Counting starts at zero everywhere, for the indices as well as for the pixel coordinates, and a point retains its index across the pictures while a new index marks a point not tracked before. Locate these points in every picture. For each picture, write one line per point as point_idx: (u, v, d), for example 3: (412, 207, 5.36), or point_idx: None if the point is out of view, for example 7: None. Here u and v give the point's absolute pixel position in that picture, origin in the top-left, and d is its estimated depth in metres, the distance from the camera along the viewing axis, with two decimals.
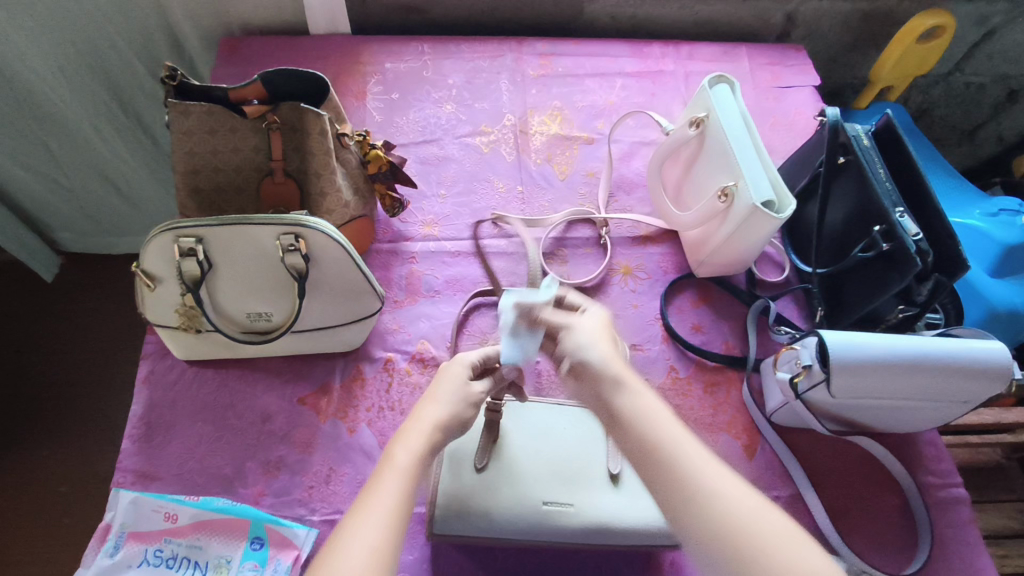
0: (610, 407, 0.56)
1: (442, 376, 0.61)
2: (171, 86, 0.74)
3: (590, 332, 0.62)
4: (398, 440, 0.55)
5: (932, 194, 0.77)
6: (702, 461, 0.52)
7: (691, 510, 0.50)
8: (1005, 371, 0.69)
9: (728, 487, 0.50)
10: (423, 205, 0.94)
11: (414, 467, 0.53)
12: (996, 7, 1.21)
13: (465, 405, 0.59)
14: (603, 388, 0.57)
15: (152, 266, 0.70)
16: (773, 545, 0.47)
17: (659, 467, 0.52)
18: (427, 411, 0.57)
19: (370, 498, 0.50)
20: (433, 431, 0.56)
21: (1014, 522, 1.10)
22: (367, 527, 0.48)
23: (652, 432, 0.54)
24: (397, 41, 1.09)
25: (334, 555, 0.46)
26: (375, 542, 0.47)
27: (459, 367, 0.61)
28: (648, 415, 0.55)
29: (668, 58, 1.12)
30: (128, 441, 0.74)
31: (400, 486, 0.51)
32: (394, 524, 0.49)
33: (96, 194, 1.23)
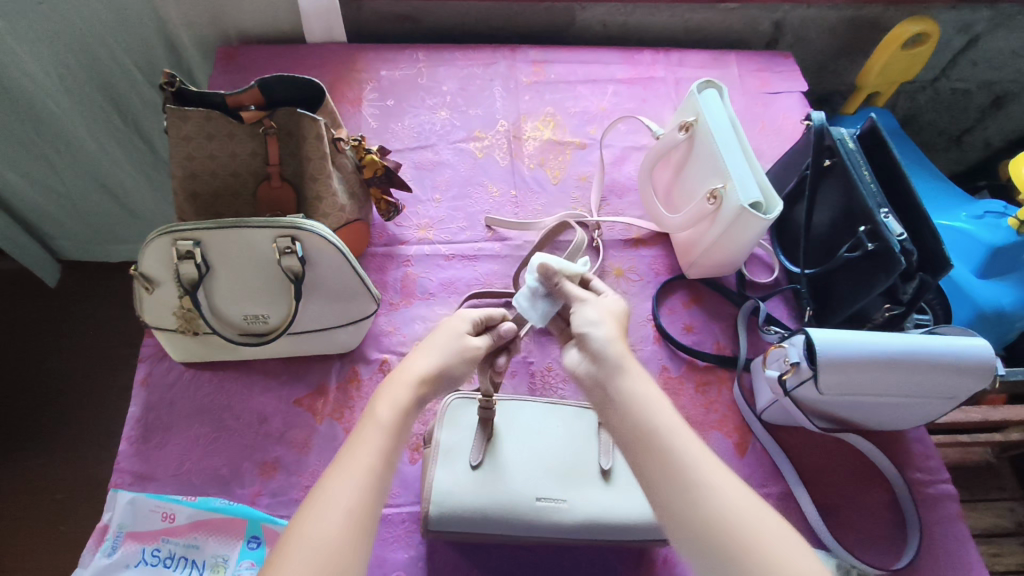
0: (611, 387, 0.55)
1: (433, 330, 0.61)
2: (170, 93, 0.76)
3: (603, 309, 0.61)
4: (381, 395, 0.55)
5: (915, 195, 0.79)
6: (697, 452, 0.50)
7: (678, 498, 0.48)
8: (987, 367, 0.70)
9: (718, 479, 0.49)
10: (418, 209, 0.95)
11: (397, 423, 0.53)
12: (979, 15, 1.23)
13: (454, 356, 0.59)
14: (605, 364, 0.56)
15: (150, 269, 0.71)
16: (760, 544, 0.45)
17: (650, 453, 0.51)
18: (416, 364, 0.57)
19: (350, 456, 0.51)
20: (418, 385, 0.56)
21: (1004, 520, 1.12)
22: (344, 485, 0.49)
23: (649, 418, 0.52)
24: (392, 49, 1.10)
25: (313, 512, 0.47)
26: (352, 500, 0.48)
27: (455, 321, 0.62)
28: (647, 399, 0.53)
29: (659, 64, 1.14)
30: (126, 442, 0.75)
31: (380, 444, 0.51)
32: (372, 483, 0.49)
33: (92, 201, 1.24)
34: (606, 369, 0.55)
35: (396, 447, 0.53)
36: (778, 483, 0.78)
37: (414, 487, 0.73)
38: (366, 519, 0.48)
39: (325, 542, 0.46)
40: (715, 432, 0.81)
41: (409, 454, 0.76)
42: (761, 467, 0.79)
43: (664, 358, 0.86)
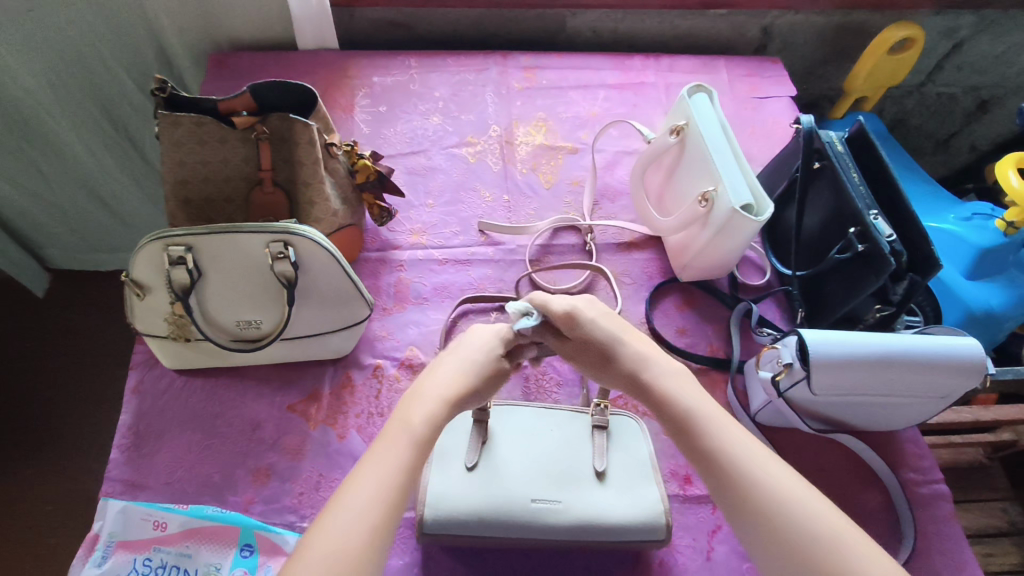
0: (660, 400, 0.61)
1: (465, 340, 0.63)
2: (161, 98, 0.75)
3: (594, 307, 0.67)
4: (415, 402, 0.56)
5: (903, 196, 0.80)
6: (780, 481, 0.52)
7: (764, 533, 0.51)
8: (978, 366, 0.71)
9: (754, 454, 0.55)
10: (411, 214, 0.96)
11: (431, 434, 0.55)
12: (963, 21, 1.25)
13: (485, 376, 0.61)
14: (612, 359, 0.65)
15: (142, 275, 0.71)
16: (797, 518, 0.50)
17: (726, 483, 0.54)
18: (445, 377, 0.59)
19: (375, 464, 0.51)
20: (452, 399, 0.58)
21: (996, 520, 1.12)
22: (369, 493, 0.49)
23: (689, 404, 0.59)
24: (384, 56, 1.11)
25: (337, 519, 0.47)
26: (374, 512, 0.48)
27: (488, 336, 0.63)
28: (718, 430, 0.57)
29: (649, 70, 1.15)
30: (116, 451, 0.74)
31: (411, 451, 0.53)
32: (398, 492, 0.50)
33: (83, 209, 1.23)
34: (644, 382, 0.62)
35: (426, 456, 0.54)
36: None
37: None
38: (386, 530, 0.48)
39: (351, 551, 0.46)
40: None
41: None
42: None
43: None
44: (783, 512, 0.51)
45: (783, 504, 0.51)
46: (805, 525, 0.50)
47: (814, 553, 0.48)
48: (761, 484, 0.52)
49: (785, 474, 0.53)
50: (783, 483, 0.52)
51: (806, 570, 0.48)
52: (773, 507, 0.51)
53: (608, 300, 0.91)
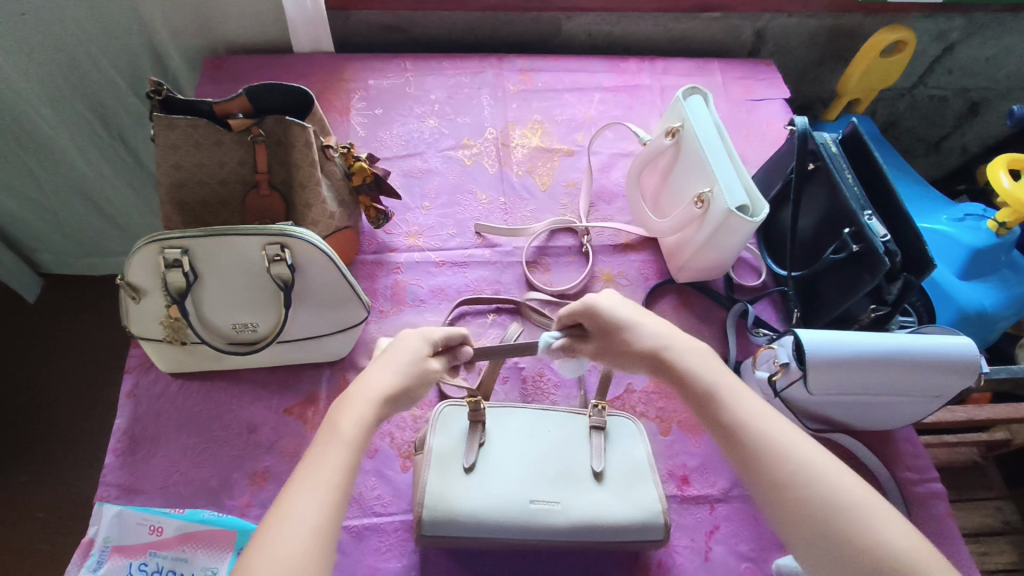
0: (679, 376, 0.61)
1: (394, 344, 0.62)
2: (157, 101, 0.76)
3: (611, 296, 0.66)
4: (342, 409, 0.55)
5: (897, 197, 0.80)
6: (806, 453, 0.53)
7: (792, 506, 0.51)
8: (973, 365, 0.71)
9: (765, 420, 0.55)
10: (407, 217, 0.95)
11: (361, 438, 0.53)
12: (954, 24, 1.26)
13: (415, 376, 0.60)
14: (626, 343, 0.64)
15: (137, 279, 0.71)
16: (808, 478, 0.51)
17: (741, 447, 0.55)
18: (374, 380, 0.58)
19: (310, 474, 0.50)
20: (381, 400, 0.56)
21: (991, 519, 1.13)
22: (307, 502, 0.48)
23: (706, 378, 0.59)
24: (380, 59, 1.11)
25: (275, 532, 0.45)
26: (314, 520, 0.47)
27: (415, 339, 0.63)
28: (742, 405, 0.57)
29: (644, 72, 1.15)
30: (112, 455, 0.73)
31: (345, 457, 0.51)
32: (337, 500, 0.49)
33: (76, 213, 1.22)
34: (663, 362, 0.62)
35: (359, 460, 0.53)
36: None
37: (406, 496, 0.73)
38: (331, 535, 0.47)
39: (293, 559, 0.44)
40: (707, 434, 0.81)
41: (401, 462, 0.75)
42: None
43: None
44: (813, 483, 0.51)
45: (812, 474, 0.51)
46: (835, 494, 0.50)
47: (843, 523, 0.49)
48: (782, 454, 0.53)
49: (798, 440, 0.54)
50: (810, 455, 0.53)
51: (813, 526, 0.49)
52: (802, 478, 0.51)
53: None
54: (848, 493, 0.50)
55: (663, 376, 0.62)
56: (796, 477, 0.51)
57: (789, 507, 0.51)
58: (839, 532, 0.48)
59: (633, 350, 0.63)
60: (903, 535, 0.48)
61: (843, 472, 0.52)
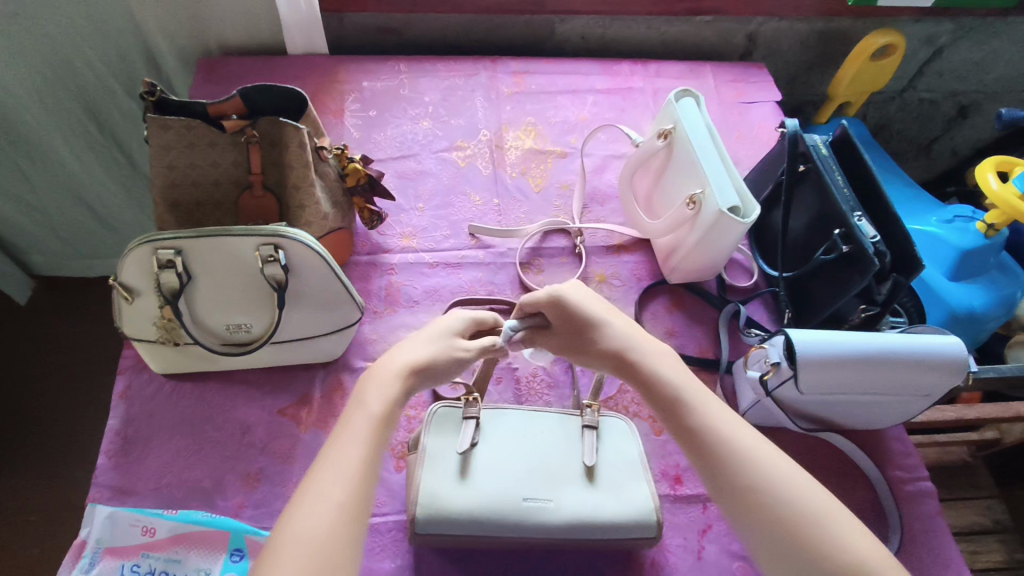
0: (643, 375, 0.62)
1: (432, 324, 0.65)
2: (150, 102, 0.76)
3: (578, 290, 0.67)
4: (370, 384, 0.58)
5: (886, 198, 0.81)
6: (772, 462, 0.54)
7: (754, 510, 0.52)
8: (961, 364, 0.72)
9: (730, 425, 0.57)
10: (401, 218, 0.96)
11: (387, 411, 0.56)
12: (943, 28, 1.27)
13: (444, 352, 0.62)
14: (591, 340, 0.65)
15: (130, 279, 0.71)
16: (768, 483, 0.53)
17: (704, 450, 0.56)
18: (402, 354, 0.60)
19: (340, 448, 0.53)
20: (406, 373, 0.59)
21: (982, 518, 1.14)
22: (335, 477, 0.51)
23: (671, 377, 0.61)
24: (374, 61, 1.11)
25: (306, 506, 0.49)
26: (343, 494, 0.50)
27: (452, 319, 0.66)
28: (708, 410, 0.58)
29: (637, 75, 1.16)
30: (104, 456, 0.73)
31: (372, 431, 0.54)
32: (363, 477, 0.52)
33: (69, 214, 1.22)
34: (626, 361, 0.63)
35: (386, 434, 0.55)
36: None
37: (400, 496, 0.73)
38: (357, 509, 0.50)
39: (318, 535, 0.47)
40: None
41: (395, 462, 0.75)
42: None
43: None
44: (774, 491, 0.52)
45: (775, 484, 0.53)
46: (798, 502, 0.51)
47: (804, 530, 0.50)
48: (746, 459, 0.54)
49: (760, 445, 0.56)
50: (776, 463, 0.54)
51: (774, 530, 0.51)
52: (766, 485, 0.53)
53: None
54: (810, 502, 0.52)
55: (625, 376, 0.64)
56: (760, 484, 0.53)
57: (751, 512, 0.52)
58: (798, 538, 0.50)
59: (597, 348, 0.65)
60: (861, 544, 0.50)
61: (807, 481, 0.53)
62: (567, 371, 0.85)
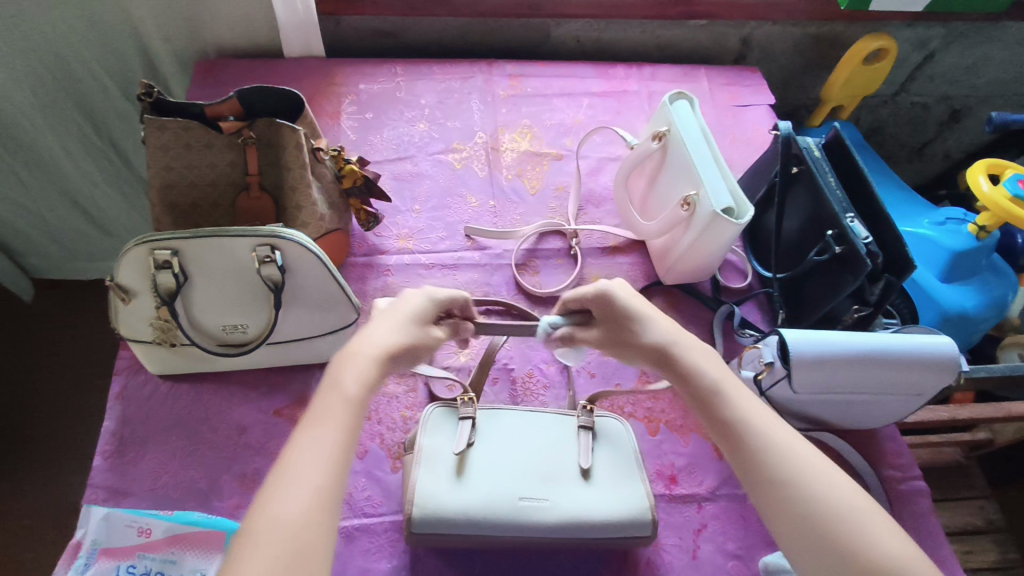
0: (685, 371, 0.61)
1: (399, 304, 0.64)
2: (147, 103, 0.76)
3: (624, 287, 0.68)
4: (343, 366, 0.56)
5: (878, 200, 0.82)
6: (807, 459, 0.53)
7: (787, 507, 0.51)
8: (953, 363, 0.73)
9: (770, 420, 0.57)
10: (398, 220, 0.96)
11: (363, 396, 0.55)
12: (934, 33, 1.28)
13: (418, 337, 0.62)
14: (634, 334, 0.65)
15: (126, 280, 0.71)
16: (805, 477, 0.52)
17: (740, 443, 0.56)
18: (373, 337, 0.59)
19: (313, 434, 0.51)
20: (381, 357, 0.58)
21: (974, 518, 1.15)
22: (309, 461, 0.49)
23: (713, 373, 0.60)
24: (370, 64, 1.12)
25: (284, 491, 0.47)
26: (316, 478, 0.49)
27: (422, 299, 0.65)
28: (745, 407, 0.58)
29: (632, 78, 1.17)
30: (99, 457, 0.73)
31: (350, 416, 0.53)
32: (337, 464, 0.50)
33: (65, 216, 1.22)
34: (668, 357, 0.62)
35: (360, 418, 0.54)
36: None
37: (396, 496, 0.73)
38: (332, 496, 0.49)
39: (292, 524, 0.46)
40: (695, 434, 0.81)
41: (391, 463, 0.75)
42: None
43: None
44: (809, 486, 0.51)
45: (810, 480, 0.52)
46: (836, 499, 0.50)
47: (837, 527, 0.49)
48: (781, 452, 0.54)
49: (798, 442, 0.55)
50: (809, 462, 0.53)
51: (806, 525, 0.50)
52: (801, 479, 0.52)
53: None
54: (844, 499, 0.51)
55: (668, 372, 0.63)
56: (796, 481, 0.52)
57: (785, 508, 0.51)
58: (831, 534, 0.49)
59: (638, 344, 0.64)
60: (894, 541, 0.49)
61: (841, 479, 0.52)
62: (563, 372, 0.85)
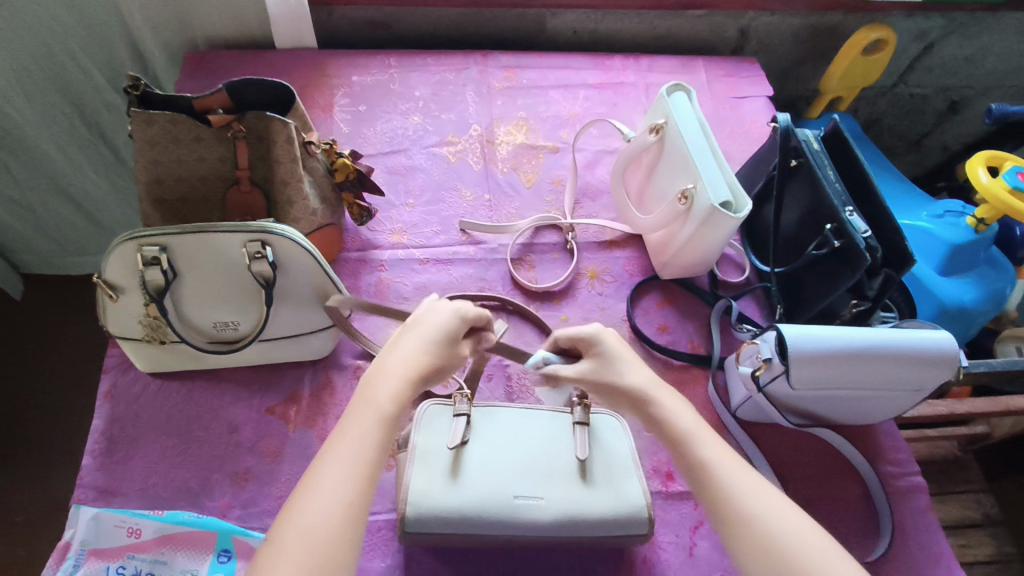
0: (656, 416, 0.60)
1: (425, 317, 0.62)
2: (135, 96, 0.74)
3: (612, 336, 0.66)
4: (378, 381, 0.56)
5: (878, 194, 0.81)
6: (771, 499, 0.53)
7: (760, 551, 0.50)
8: (953, 359, 0.72)
9: (734, 461, 0.56)
10: (391, 214, 0.95)
11: (394, 413, 0.55)
12: (934, 23, 1.27)
13: (447, 355, 0.61)
14: (613, 382, 0.63)
15: (114, 276, 0.69)
16: (769, 515, 0.52)
17: (707, 481, 0.55)
18: (403, 356, 0.58)
19: (344, 447, 0.52)
20: (414, 378, 0.57)
21: (970, 511, 1.15)
22: (342, 476, 0.50)
23: (682, 418, 0.59)
24: (363, 55, 1.10)
25: (313, 503, 0.48)
26: (348, 492, 0.49)
27: (450, 315, 0.62)
28: (712, 451, 0.57)
29: (629, 70, 1.15)
30: (89, 457, 0.72)
31: (380, 431, 0.53)
32: (367, 478, 0.50)
33: (54, 209, 1.20)
34: (645, 404, 0.61)
35: (392, 433, 0.54)
36: None
37: (389, 495, 0.72)
38: (360, 508, 0.49)
39: (321, 536, 0.46)
40: None
41: (385, 460, 0.75)
42: None
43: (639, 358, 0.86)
44: (774, 524, 0.51)
45: (772, 519, 0.52)
46: (798, 537, 0.50)
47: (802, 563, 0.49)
48: (745, 491, 0.54)
49: (763, 483, 0.55)
50: (769, 503, 0.53)
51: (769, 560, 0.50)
52: (768, 516, 0.52)
53: (589, 298, 0.91)
54: (811, 538, 0.50)
55: (648, 421, 0.61)
56: (759, 519, 0.52)
57: (758, 554, 0.50)
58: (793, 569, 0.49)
59: (620, 389, 0.63)
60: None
61: (803, 517, 0.52)
62: None
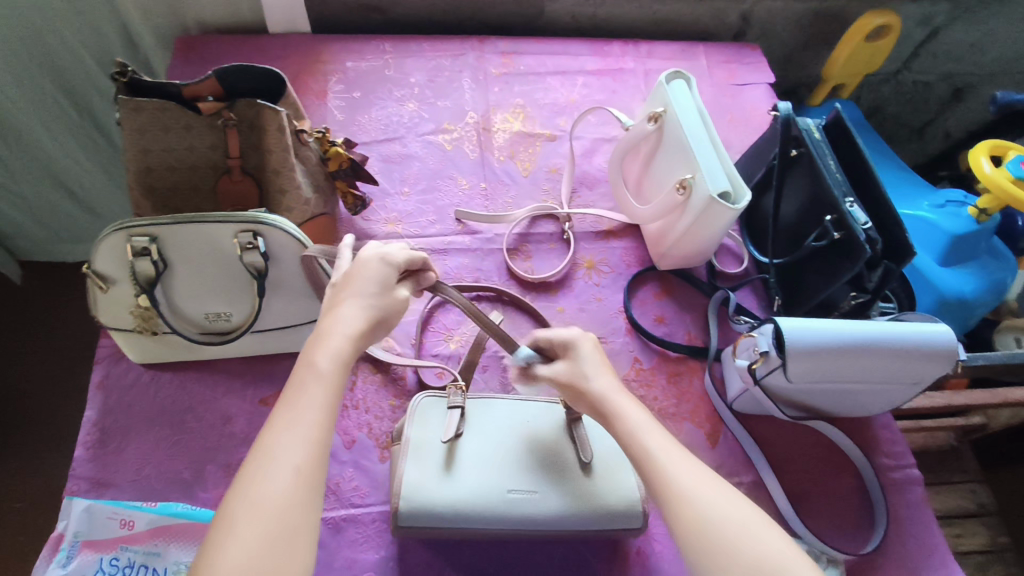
0: (607, 412, 0.58)
1: (356, 272, 0.59)
2: (122, 83, 0.73)
3: (590, 349, 0.61)
4: (318, 346, 0.53)
5: (879, 185, 0.80)
6: (695, 471, 0.53)
7: (690, 522, 0.49)
8: (950, 353, 0.71)
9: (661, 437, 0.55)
10: (386, 203, 0.94)
11: (337, 374, 0.52)
12: (939, 8, 1.26)
13: (386, 308, 0.58)
14: (580, 390, 0.59)
15: (104, 266, 0.68)
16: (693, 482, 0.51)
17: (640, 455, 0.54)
18: (340, 323, 0.55)
19: (291, 416, 0.49)
20: (356, 338, 0.55)
21: (966, 502, 1.15)
22: (291, 444, 0.47)
23: (622, 407, 0.57)
24: (358, 40, 1.08)
25: (260, 473, 0.45)
26: (297, 459, 0.47)
27: (376, 263, 0.60)
28: (648, 429, 0.56)
29: (629, 56, 1.14)
30: (82, 448, 0.72)
31: (325, 397, 0.50)
32: (319, 444, 0.48)
33: (49, 198, 1.19)
34: (605, 413, 0.57)
35: (339, 395, 0.52)
36: (750, 472, 0.79)
37: (384, 487, 0.72)
38: (312, 475, 0.47)
39: (272, 507, 0.44)
40: (687, 422, 0.81)
41: (379, 452, 0.74)
42: (732, 457, 0.80)
43: (636, 350, 0.86)
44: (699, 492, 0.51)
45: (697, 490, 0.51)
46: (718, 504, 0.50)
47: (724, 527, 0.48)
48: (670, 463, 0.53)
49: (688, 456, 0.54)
50: (724, 503, 0.50)
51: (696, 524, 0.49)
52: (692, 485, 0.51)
53: (586, 289, 0.90)
54: (735, 506, 0.50)
55: (603, 423, 0.58)
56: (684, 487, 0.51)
57: (690, 526, 0.49)
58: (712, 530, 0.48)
59: (584, 395, 0.59)
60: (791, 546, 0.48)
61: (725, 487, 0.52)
62: None
